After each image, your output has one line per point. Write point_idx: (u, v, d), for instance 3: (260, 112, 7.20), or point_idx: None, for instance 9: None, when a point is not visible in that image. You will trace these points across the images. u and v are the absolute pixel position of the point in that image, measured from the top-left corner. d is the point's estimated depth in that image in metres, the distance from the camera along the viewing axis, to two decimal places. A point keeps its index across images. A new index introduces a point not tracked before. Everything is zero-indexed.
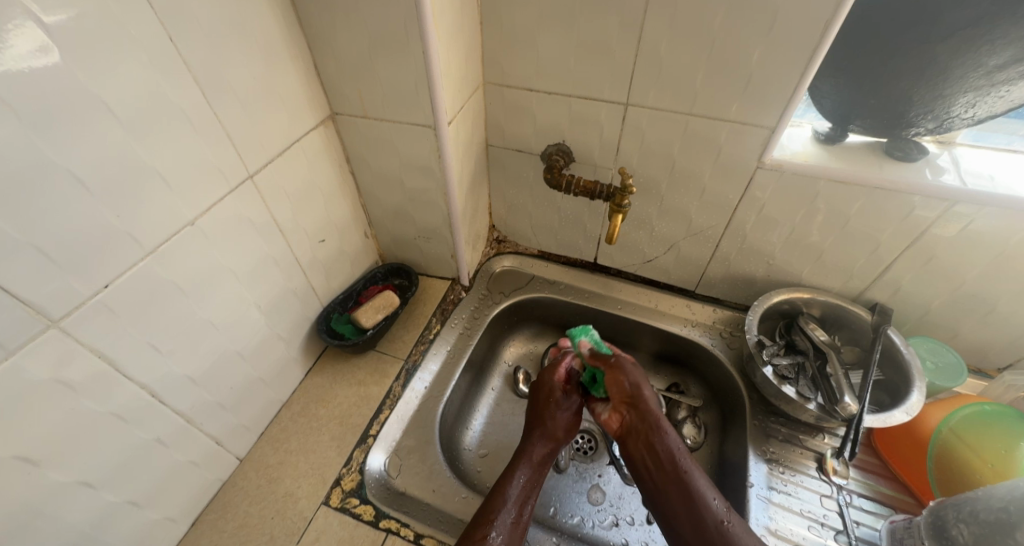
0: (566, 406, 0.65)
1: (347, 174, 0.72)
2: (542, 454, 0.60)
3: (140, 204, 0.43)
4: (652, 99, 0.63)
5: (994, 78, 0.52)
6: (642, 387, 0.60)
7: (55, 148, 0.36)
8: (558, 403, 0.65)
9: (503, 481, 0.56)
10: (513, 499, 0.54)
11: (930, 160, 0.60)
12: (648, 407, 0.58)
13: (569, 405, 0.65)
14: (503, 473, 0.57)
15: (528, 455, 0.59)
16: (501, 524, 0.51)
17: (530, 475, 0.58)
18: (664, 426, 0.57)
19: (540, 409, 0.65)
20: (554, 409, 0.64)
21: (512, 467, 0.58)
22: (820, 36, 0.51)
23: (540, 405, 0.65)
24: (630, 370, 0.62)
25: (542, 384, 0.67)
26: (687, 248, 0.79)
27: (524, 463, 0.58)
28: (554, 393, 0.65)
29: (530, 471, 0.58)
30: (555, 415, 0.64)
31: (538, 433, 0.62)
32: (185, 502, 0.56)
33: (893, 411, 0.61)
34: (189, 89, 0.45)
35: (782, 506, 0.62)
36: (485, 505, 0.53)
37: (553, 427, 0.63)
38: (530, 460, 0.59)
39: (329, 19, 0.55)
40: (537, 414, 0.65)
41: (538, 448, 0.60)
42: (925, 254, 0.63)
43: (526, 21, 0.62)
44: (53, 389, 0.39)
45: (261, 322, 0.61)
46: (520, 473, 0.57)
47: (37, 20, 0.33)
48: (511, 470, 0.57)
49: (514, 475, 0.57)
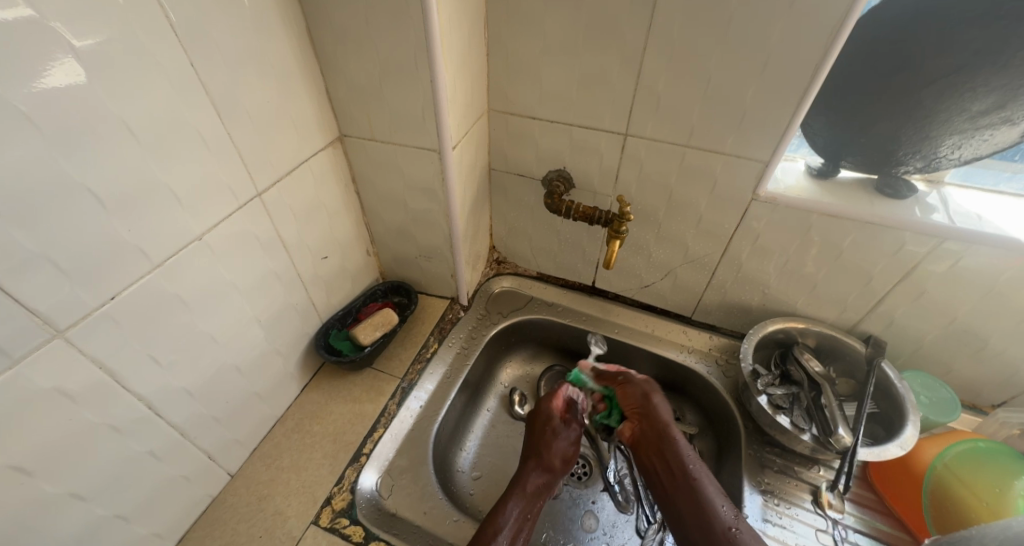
0: (565, 440, 0.66)
1: (352, 193, 0.74)
2: (537, 483, 0.61)
3: (151, 220, 0.44)
4: (651, 131, 0.65)
5: (978, 122, 0.54)
6: (653, 395, 0.66)
7: (76, 166, 0.38)
8: (556, 433, 0.66)
9: (497, 511, 0.56)
10: (505, 529, 0.54)
11: (919, 198, 0.62)
12: (658, 416, 0.63)
13: (568, 432, 0.67)
14: (496, 503, 0.57)
15: (527, 485, 0.60)
16: None
17: (523, 506, 0.58)
18: (674, 434, 0.61)
19: (538, 439, 0.66)
20: (550, 438, 0.66)
21: (504, 496, 0.58)
22: (810, 79, 0.53)
23: (537, 435, 0.67)
24: (639, 381, 0.68)
25: (539, 413, 0.70)
26: (684, 275, 0.80)
27: (517, 493, 0.59)
28: (552, 423, 0.67)
29: (523, 501, 0.58)
30: (552, 444, 0.65)
31: (534, 463, 0.63)
32: (174, 518, 0.56)
33: (888, 445, 0.61)
34: (205, 111, 0.47)
35: (777, 539, 0.62)
36: (483, 532, 0.53)
37: (550, 457, 0.64)
38: (527, 492, 0.59)
39: (343, 45, 0.57)
40: (534, 446, 0.65)
41: (533, 478, 0.61)
42: (916, 289, 0.64)
43: (532, 53, 0.64)
44: (53, 399, 0.40)
45: (261, 336, 0.62)
46: (514, 502, 0.57)
47: (70, 47, 0.35)
48: (510, 494, 0.59)
49: (512, 499, 0.58)
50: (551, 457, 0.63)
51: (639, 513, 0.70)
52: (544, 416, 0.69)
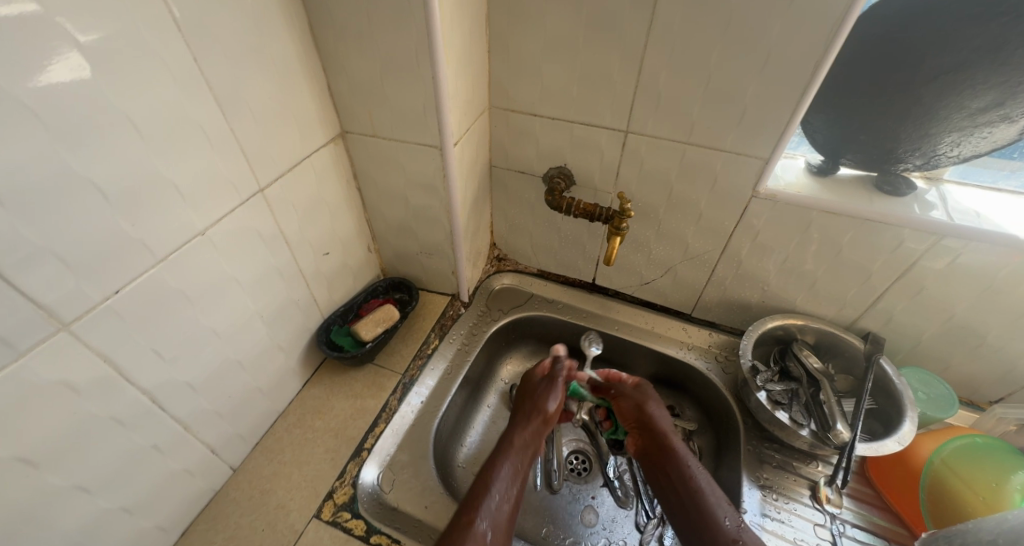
0: (550, 403, 0.67)
1: (354, 189, 0.74)
2: (523, 438, 0.63)
3: (155, 215, 0.45)
4: (651, 128, 0.65)
5: (977, 119, 0.55)
6: (647, 406, 0.66)
7: (80, 160, 0.38)
8: (538, 393, 0.68)
9: (485, 468, 0.58)
10: (497, 483, 0.56)
11: (918, 196, 0.62)
12: (656, 429, 0.64)
13: (552, 394, 0.69)
14: (485, 462, 0.59)
15: (515, 444, 0.62)
16: (484, 507, 0.53)
17: (512, 460, 0.59)
18: (674, 444, 0.62)
19: (525, 407, 0.67)
20: (534, 398, 0.68)
21: (493, 454, 0.60)
22: (810, 75, 0.53)
23: (523, 406, 0.68)
24: (630, 392, 0.69)
25: (526, 384, 0.72)
26: (684, 272, 0.80)
27: (504, 450, 0.61)
28: (536, 394, 0.69)
29: (512, 456, 0.60)
30: (535, 403, 0.67)
31: (520, 427, 0.64)
32: (177, 511, 0.56)
33: (886, 440, 0.62)
34: (207, 106, 0.47)
35: (775, 533, 0.62)
36: (474, 491, 0.55)
37: (535, 421, 0.65)
38: (516, 451, 0.61)
39: (345, 41, 0.57)
40: (520, 414, 0.67)
41: (519, 434, 0.63)
42: (915, 286, 0.64)
43: (534, 49, 0.65)
44: (59, 392, 0.40)
45: (263, 331, 0.62)
46: (502, 458, 0.59)
47: (74, 41, 0.36)
48: (499, 454, 0.60)
49: (502, 458, 0.59)
50: (536, 420, 0.65)
51: (638, 508, 0.70)
52: (530, 390, 0.70)
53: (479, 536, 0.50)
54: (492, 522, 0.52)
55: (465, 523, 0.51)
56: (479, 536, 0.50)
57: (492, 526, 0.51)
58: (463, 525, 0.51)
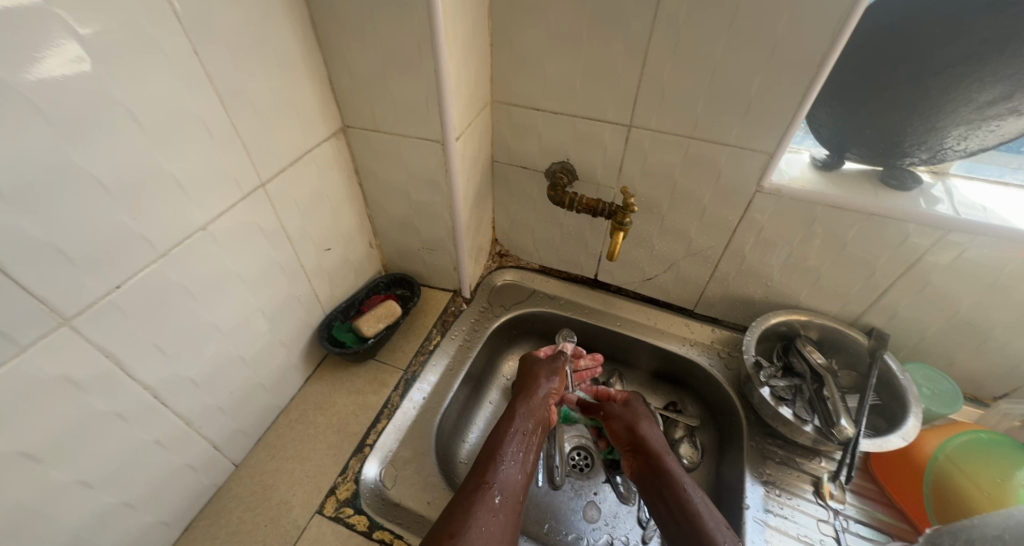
0: (552, 376, 0.70)
1: (355, 184, 0.74)
2: (529, 410, 0.64)
3: (156, 208, 0.44)
4: (655, 122, 0.65)
5: (985, 113, 0.54)
6: (638, 426, 0.68)
7: (80, 152, 0.38)
8: (541, 372, 0.71)
9: (495, 437, 0.60)
10: (507, 449, 0.58)
11: (924, 190, 0.62)
12: (648, 448, 0.65)
13: (553, 367, 0.72)
14: (494, 432, 0.61)
15: (520, 411, 0.64)
16: (495, 473, 0.55)
17: (520, 428, 0.61)
18: (667, 463, 0.63)
19: (527, 381, 0.70)
20: (536, 375, 0.70)
21: (500, 424, 0.62)
22: (817, 68, 0.53)
23: (525, 380, 0.71)
24: (620, 412, 0.71)
25: (525, 366, 0.74)
26: (687, 268, 0.80)
27: (510, 421, 0.62)
28: (539, 370, 0.72)
29: (519, 425, 0.62)
30: (538, 378, 0.70)
31: (524, 397, 0.67)
32: (179, 507, 0.56)
33: (890, 436, 0.61)
34: (208, 100, 0.46)
35: (779, 529, 0.62)
36: (484, 456, 0.57)
37: (539, 391, 0.68)
38: (522, 418, 0.63)
39: (346, 34, 0.57)
40: (523, 386, 0.69)
41: (524, 407, 0.65)
42: (920, 281, 0.64)
43: (537, 43, 0.64)
44: (61, 387, 0.40)
45: (265, 327, 0.62)
46: (509, 427, 0.61)
47: (73, 32, 0.35)
48: (506, 422, 0.62)
49: (509, 426, 0.61)
50: (539, 390, 0.67)
51: (641, 504, 0.71)
52: (532, 368, 0.73)
53: (490, 499, 0.51)
54: (503, 487, 0.53)
55: (475, 487, 0.52)
56: (490, 500, 0.51)
57: (503, 491, 0.53)
58: (475, 489, 0.52)
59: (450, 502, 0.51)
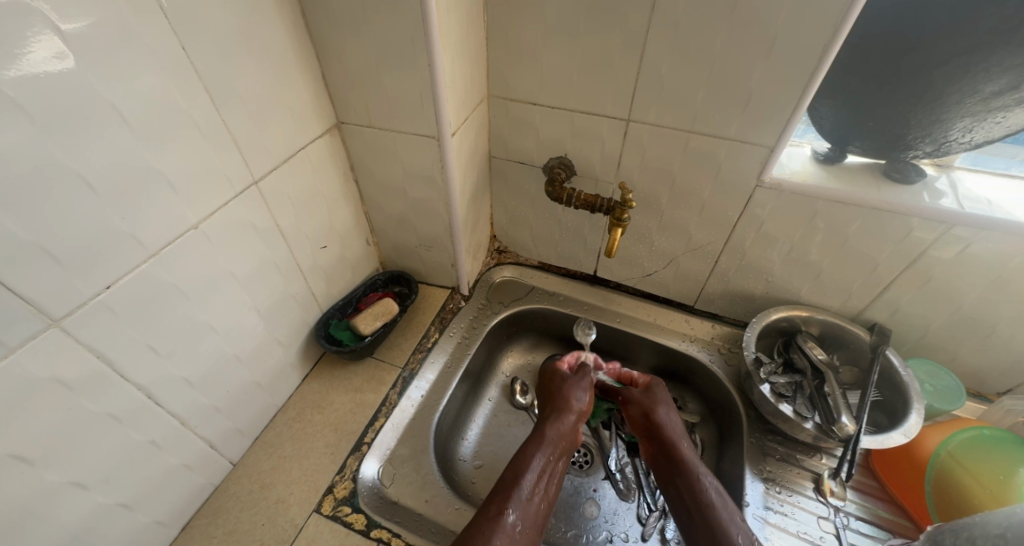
0: (581, 393, 0.69)
1: (351, 181, 0.73)
2: (556, 430, 0.63)
3: (144, 207, 0.44)
4: (653, 116, 0.64)
5: (990, 104, 0.53)
6: (654, 413, 0.66)
7: (66, 152, 0.37)
8: (568, 387, 0.69)
9: (520, 459, 0.58)
10: (529, 472, 0.56)
11: (928, 183, 0.60)
12: (663, 435, 0.64)
13: (581, 383, 0.70)
14: (519, 453, 0.59)
15: (548, 435, 0.62)
16: (517, 497, 0.53)
17: (545, 451, 0.60)
18: (684, 454, 0.61)
19: (556, 400, 0.68)
20: (565, 389, 0.69)
21: (526, 445, 0.60)
22: (818, 59, 0.52)
23: (555, 397, 0.68)
24: (638, 399, 0.68)
25: (553, 377, 0.73)
26: (687, 264, 0.79)
27: (537, 442, 0.61)
28: (567, 385, 0.70)
29: (545, 447, 0.60)
30: (566, 393, 0.68)
31: (554, 417, 0.65)
32: (176, 506, 0.56)
33: (891, 433, 0.61)
34: (198, 97, 0.46)
35: (779, 526, 0.62)
36: (507, 480, 0.55)
37: (569, 412, 0.65)
38: (549, 441, 0.61)
39: (338, 27, 0.56)
40: (553, 406, 0.67)
41: (552, 426, 0.63)
42: (923, 275, 0.63)
43: (532, 37, 0.63)
44: (51, 388, 0.40)
45: (261, 325, 0.62)
46: (535, 448, 0.59)
47: (54, 27, 0.34)
48: (533, 445, 0.60)
49: (535, 450, 0.59)
50: (569, 409, 0.65)
51: (640, 501, 0.70)
52: (561, 384, 0.71)
53: (509, 527, 0.50)
54: (522, 514, 0.52)
55: (495, 513, 0.51)
56: (509, 529, 0.50)
57: (521, 517, 0.51)
58: (493, 515, 0.51)
59: (468, 526, 0.50)
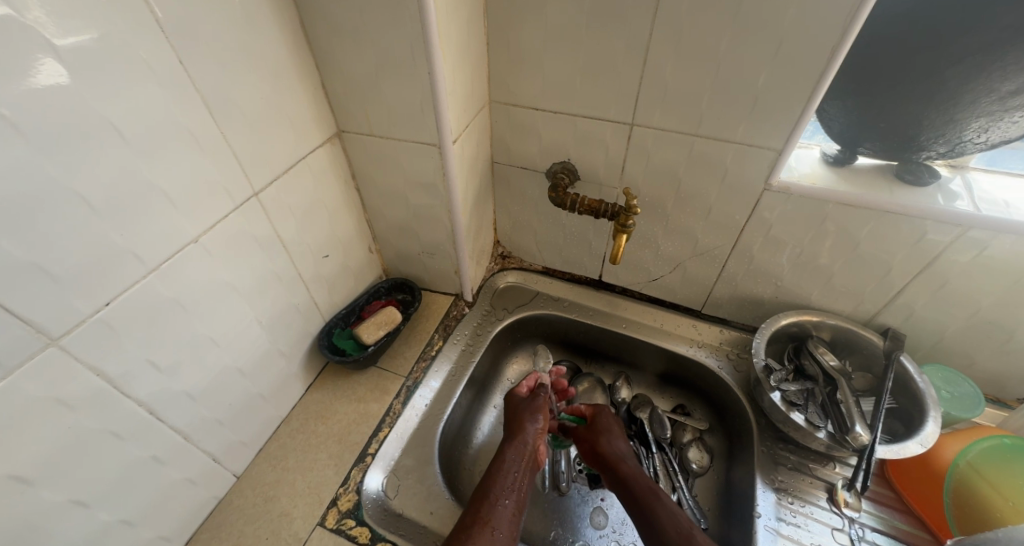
0: (535, 414, 0.67)
1: (353, 190, 0.73)
2: (519, 459, 0.61)
3: (141, 223, 0.43)
4: (658, 121, 0.63)
5: (1007, 103, 0.51)
6: (602, 445, 0.66)
7: (62, 169, 0.37)
8: (523, 413, 0.67)
9: (483, 492, 0.56)
10: (498, 505, 0.54)
11: (941, 185, 0.59)
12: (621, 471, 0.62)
13: (533, 405, 0.68)
14: (482, 486, 0.56)
15: (507, 461, 0.60)
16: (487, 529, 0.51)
17: (509, 481, 0.57)
18: (650, 484, 0.60)
19: (511, 425, 0.66)
20: (520, 415, 0.67)
21: (488, 478, 0.58)
22: (828, 59, 0.50)
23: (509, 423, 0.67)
24: (586, 433, 0.68)
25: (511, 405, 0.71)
26: (694, 269, 0.78)
27: (499, 473, 0.58)
28: (522, 410, 0.68)
29: (508, 478, 0.58)
30: (521, 418, 0.66)
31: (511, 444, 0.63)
32: (180, 521, 0.56)
33: (907, 442, 0.59)
34: (194, 109, 0.45)
35: (791, 538, 0.60)
36: (470, 517, 0.52)
37: (525, 439, 0.63)
38: (511, 469, 0.59)
39: (337, 36, 0.55)
40: (508, 432, 0.65)
41: (512, 456, 0.61)
42: (938, 280, 0.61)
43: (534, 42, 0.62)
44: (52, 408, 0.39)
45: (263, 337, 0.61)
46: (500, 480, 0.57)
47: (48, 44, 0.34)
48: (494, 477, 0.58)
49: (498, 481, 0.57)
50: (526, 435, 0.63)
51: None
52: (515, 408, 0.69)
53: None
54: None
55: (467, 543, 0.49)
56: None
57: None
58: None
59: None
